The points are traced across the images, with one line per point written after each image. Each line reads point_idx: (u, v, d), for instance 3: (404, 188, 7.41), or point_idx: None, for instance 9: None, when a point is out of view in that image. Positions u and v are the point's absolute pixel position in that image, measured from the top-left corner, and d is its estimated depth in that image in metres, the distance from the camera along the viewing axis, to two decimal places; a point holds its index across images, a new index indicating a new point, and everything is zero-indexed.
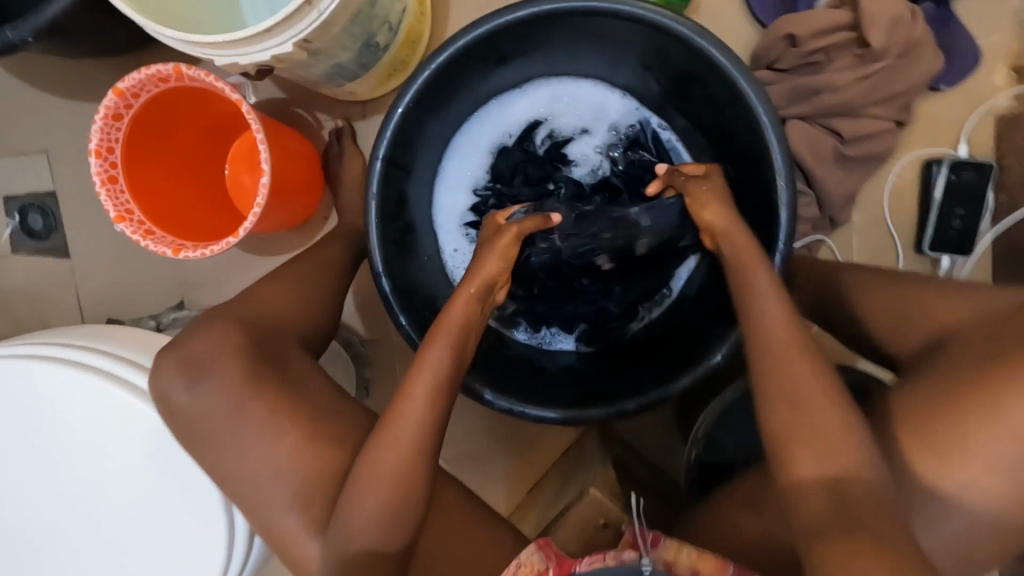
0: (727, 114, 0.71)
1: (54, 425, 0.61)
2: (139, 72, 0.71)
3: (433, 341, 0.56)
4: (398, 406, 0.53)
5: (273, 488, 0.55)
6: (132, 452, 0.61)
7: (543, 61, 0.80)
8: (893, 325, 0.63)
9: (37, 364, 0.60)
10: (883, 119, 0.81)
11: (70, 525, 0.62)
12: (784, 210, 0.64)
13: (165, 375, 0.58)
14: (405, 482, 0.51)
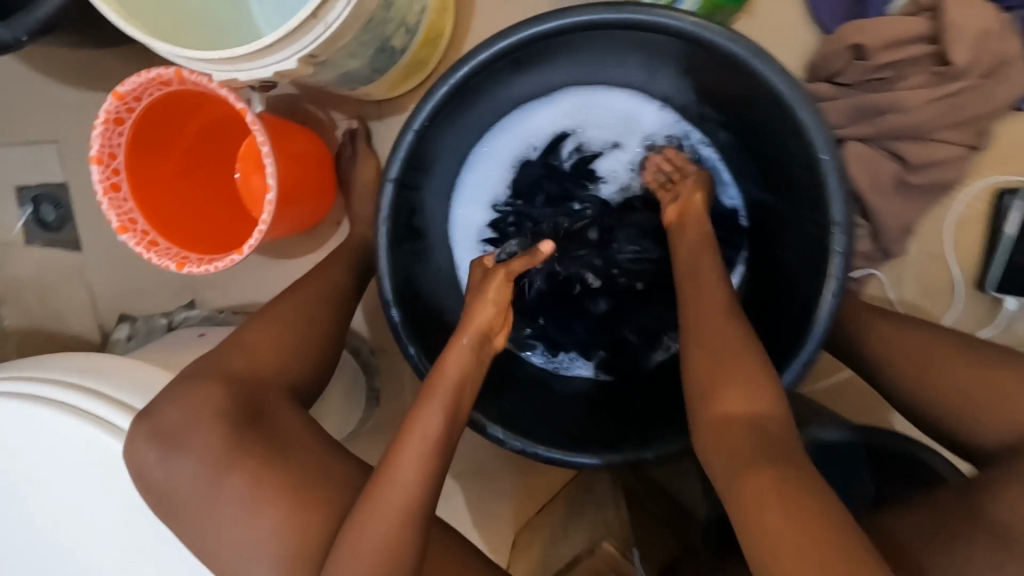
0: (778, 141, 0.63)
1: (23, 473, 0.56)
2: (139, 75, 0.67)
3: (427, 399, 0.54)
4: (389, 470, 0.51)
5: (256, 561, 0.51)
6: (102, 514, 0.55)
7: (575, 69, 0.72)
8: (951, 395, 0.56)
9: (4, 405, 0.55)
10: (956, 144, 0.72)
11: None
12: (839, 258, 0.57)
13: (138, 442, 0.53)
14: (402, 549, 0.49)
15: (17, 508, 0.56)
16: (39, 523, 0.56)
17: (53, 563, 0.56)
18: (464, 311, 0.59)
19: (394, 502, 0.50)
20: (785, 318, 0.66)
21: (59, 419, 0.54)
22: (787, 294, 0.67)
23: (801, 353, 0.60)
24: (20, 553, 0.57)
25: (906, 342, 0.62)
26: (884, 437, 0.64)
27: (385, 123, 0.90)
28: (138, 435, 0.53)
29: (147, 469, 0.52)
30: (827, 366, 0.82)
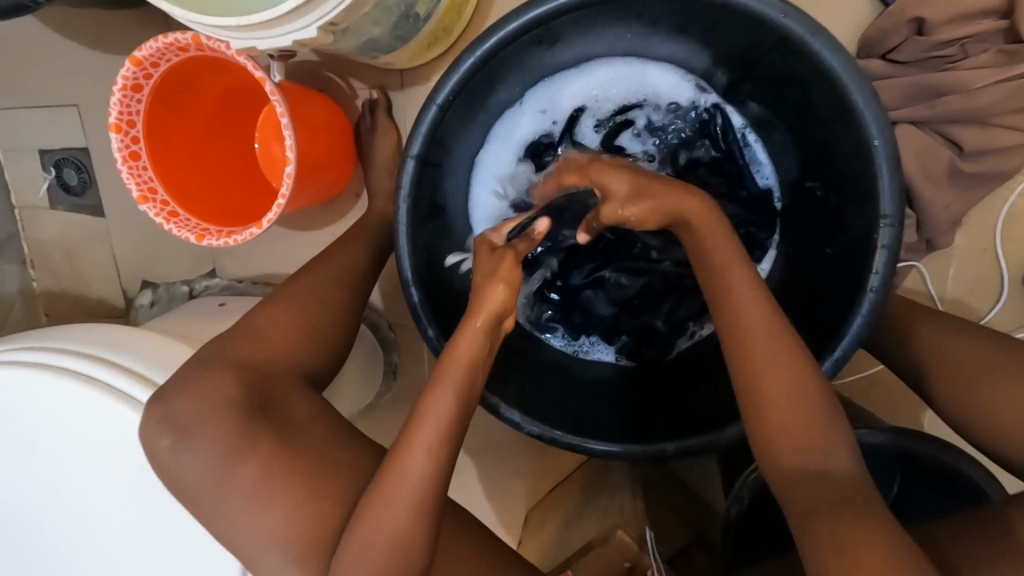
0: (827, 124, 0.59)
1: (47, 441, 0.57)
2: (155, 40, 0.64)
3: (437, 384, 0.52)
4: (399, 461, 0.50)
5: (269, 547, 0.51)
6: (125, 483, 0.56)
7: (608, 39, 0.68)
8: (991, 402, 0.54)
9: (29, 375, 0.56)
10: (1019, 131, 0.66)
11: (58, 545, 0.58)
12: (885, 252, 0.54)
13: (152, 421, 0.53)
14: (415, 538, 0.49)
15: (43, 475, 0.58)
16: (65, 489, 0.57)
17: (76, 531, 0.58)
18: (476, 289, 0.55)
19: (405, 493, 0.49)
20: (821, 312, 0.63)
21: (85, 391, 0.55)
22: (823, 286, 0.64)
23: (836, 350, 0.57)
24: (46, 517, 0.58)
25: (951, 350, 0.59)
26: (938, 450, 0.60)
27: (407, 93, 0.87)
28: (150, 418, 0.54)
29: (166, 445, 0.53)
30: (858, 361, 0.79)
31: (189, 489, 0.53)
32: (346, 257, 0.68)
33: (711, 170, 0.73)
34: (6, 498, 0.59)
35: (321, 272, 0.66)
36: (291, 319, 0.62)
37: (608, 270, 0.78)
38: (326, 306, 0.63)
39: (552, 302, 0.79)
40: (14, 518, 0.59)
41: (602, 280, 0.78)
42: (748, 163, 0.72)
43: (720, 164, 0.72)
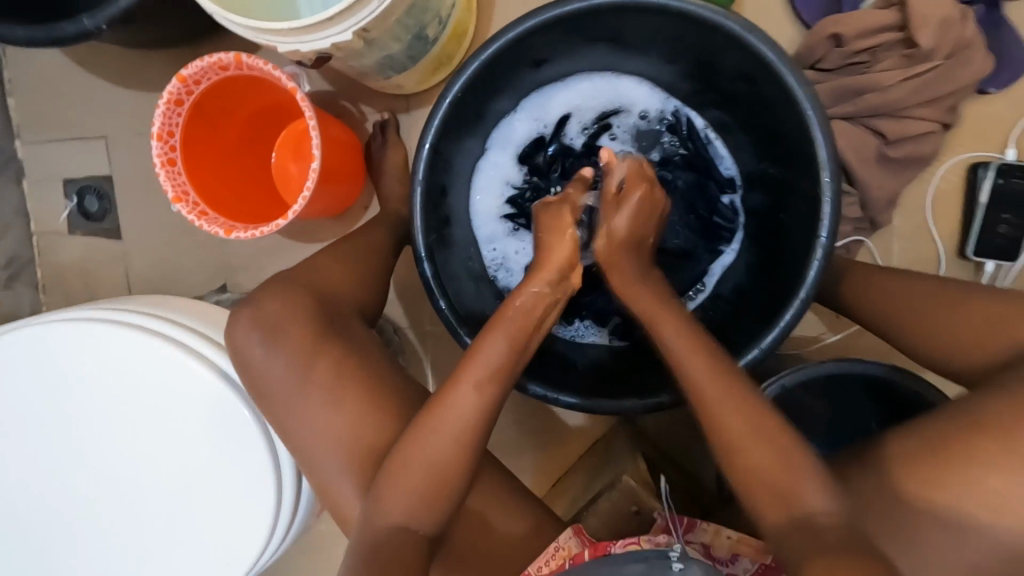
0: (773, 110, 0.71)
1: (97, 392, 0.63)
2: (201, 60, 0.75)
3: (494, 329, 0.60)
4: (450, 393, 0.58)
5: (327, 453, 0.60)
6: (183, 422, 0.62)
7: (587, 56, 0.82)
8: (949, 328, 0.63)
9: (81, 330, 0.62)
10: (929, 121, 0.80)
11: (114, 489, 0.64)
12: (829, 204, 0.65)
13: (242, 321, 0.62)
14: (457, 456, 0.57)
15: (91, 424, 0.63)
16: (115, 436, 0.63)
17: (124, 473, 0.64)
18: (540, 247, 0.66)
19: (453, 422, 0.57)
20: (787, 272, 0.73)
21: (140, 341, 0.62)
22: (785, 249, 0.74)
23: (800, 292, 0.66)
24: (92, 465, 0.64)
25: (891, 288, 0.68)
26: (910, 380, 0.67)
27: (412, 115, 0.99)
28: (243, 322, 0.62)
29: (258, 341, 0.61)
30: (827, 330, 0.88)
31: (271, 387, 0.61)
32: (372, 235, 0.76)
33: (684, 165, 0.85)
34: (62, 450, 0.64)
35: (343, 248, 0.73)
36: (306, 287, 0.65)
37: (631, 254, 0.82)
38: (349, 280, 0.69)
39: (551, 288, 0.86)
40: (59, 470, 0.64)
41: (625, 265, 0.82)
42: (712, 157, 0.85)
43: (687, 159, 0.85)
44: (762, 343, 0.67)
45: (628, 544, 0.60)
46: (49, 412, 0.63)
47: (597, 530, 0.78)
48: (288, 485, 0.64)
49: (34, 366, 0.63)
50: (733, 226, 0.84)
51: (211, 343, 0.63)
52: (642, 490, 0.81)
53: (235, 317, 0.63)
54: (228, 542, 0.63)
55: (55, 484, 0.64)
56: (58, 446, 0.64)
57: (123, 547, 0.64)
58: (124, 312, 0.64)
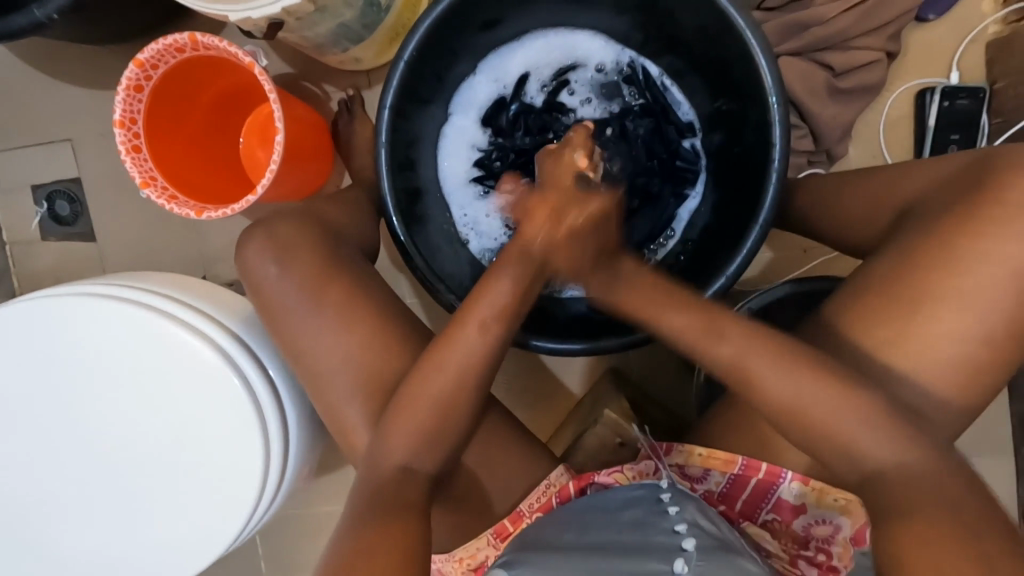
0: (721, 46, 0.73)
1: (81, 366, 0.63)
2: (157, 42, 0.75)
3: (505, 268, 0.61)
4: (454, 332, 0.60)
5: (338, 378, 0.62)
6: (170, 390, 0.63)
7: (538, 13, 0.83)
8: (866, 213, 0.66)
9: (61, 304, 0.63)
10: (873, 50, 0.83)
11: (107, 464, 0.65)
12: (778, 129, 0.68)
13: (258, 240, 0.64)
14: (452, 393, 0.59)
15: (75, 400, 0.64)
16: (101, 409, 0.64)
17: (114, 445, 0.64)
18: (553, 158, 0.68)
19: (452, 357, 0.59)
20: (746, 202, 0.75)
21: (120, 309, 0.62)
22: (745, 182, 0.77)
23: (760, 218, 0.68)
24: (82, 440, 0.64)
25: (812, 188, 0.72)
26: (821, 284, 0.77)
27: (375, 90, 1.00)
28: (256, 244, 0.64)
29: (271, 269, 0.63)
30: (792, 262, 0.92)
31: (286, 304, 0.63)
32: (343, 199, 0.77)
33: (642, 113, 0.87)
34: (50, 429, 0.64)
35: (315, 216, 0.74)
36: (297, 230, 0.66)
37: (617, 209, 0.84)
38: None
39: None
40: (50, 448, 0.65)
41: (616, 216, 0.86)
42: (669, 103, 0.87)
43: (646, 107, 0.87)
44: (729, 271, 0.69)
45: (613, 473, 0.61)
46: (33, 391, 0.64)
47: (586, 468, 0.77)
48: (275, 446, 0.65)
49: (13, 346, 0.64)
50: (696, 168, 0.86)
51: (191, 310, 0.64)
52: (623, 422, 0.81)
53: (250, 240, 0.65)
54: (222, 503, 0.64)
55: (49, 462, 0.65)
56: (47, 424, 0.64)
57: (120, 520, 0.65)
58: (99, 285, 0.65)
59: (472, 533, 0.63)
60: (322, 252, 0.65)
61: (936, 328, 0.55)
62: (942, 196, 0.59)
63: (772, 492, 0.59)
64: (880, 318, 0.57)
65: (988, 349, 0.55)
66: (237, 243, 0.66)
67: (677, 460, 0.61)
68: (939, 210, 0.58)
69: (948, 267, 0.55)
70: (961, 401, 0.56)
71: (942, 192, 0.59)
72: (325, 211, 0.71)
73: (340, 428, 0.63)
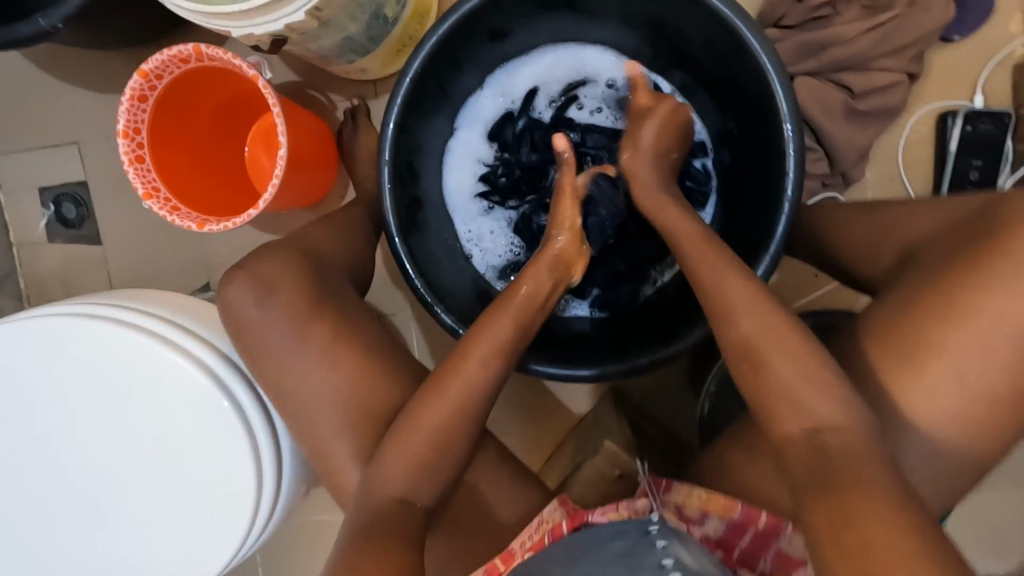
0: (733, 68, 0.71)
1: (74, 384, 0.63)
2: (161, 53, 0.75)
3: (502, 309, 0.63)
4: (457, 366, 0.60)
5: (326, 420, 0.61)
6: (162, 411, 0.63)
7: (549, 29, 0.82)
8: (868, 246, 0.64)
9: (53, 322, 0.62)
10: (894, 71, 0.80)
11: (100, 483, 0.64)
12: (792, 157, 0.66)
13: (239, 279, 0.63)
14: (447, 426, 0.58)
15: (69, 419, 0.64)
16: (95, 427, 0.63)
17: (107, 464, 0.64)
18: (547, 245, 0.70)
19: (455, 390, 0.59)
20: (754, 229, 0.73)
21: (111, 330, 0.62)
22: (757, 207, 0.74)
23: (770, 247, 0.66)
24: (75, 456, 0.64)
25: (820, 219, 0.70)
26: (823, 317, 0.76)
27: (381, 100, 0.99)
28: (239, 286, 0.63)
29: (254, 311, 0.62)
30: (801, 285, 0.89)
31: (269, 342, 0.62)
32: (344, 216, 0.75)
33: None
34: (44, 444, 0.64)
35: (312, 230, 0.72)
36: (294, 266, 0.65)
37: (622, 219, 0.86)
38: None
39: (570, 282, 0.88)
40: (44, 465, 0.64)
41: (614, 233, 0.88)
42: None
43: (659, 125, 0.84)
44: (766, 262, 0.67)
45: (607, 512, 0.58)
46: (27, 407, 0.64)
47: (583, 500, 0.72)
48: (267, 472, 0.64)
49: (7, 364, 0.63)
50: (706, 189, 0.84)
51: (183, 333, 0.63)
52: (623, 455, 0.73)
53: (233, 280, 0.63)
54: (214, 526, 0.64)
55: (42, 479, 0.64)
56: (42, 441, 0.64)
57: (111, 538, 0.65)
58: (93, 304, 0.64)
59: (465, 564, 0.62)
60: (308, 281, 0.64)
61: (953, 377, 0.52)
62: (947, 237, 0.57)
63: (773, 542, 0.57)
64: (897, 365, 0.54)
65: (1006, 398, 0.52)
66: (218, 283, 0.65)
67: (676, 501, 0.60)
68: (945, 255, 0.56)
69: (969, 310, 0.52)
70: (975, 451, 0.53)
71: (944, 234, 0.58)
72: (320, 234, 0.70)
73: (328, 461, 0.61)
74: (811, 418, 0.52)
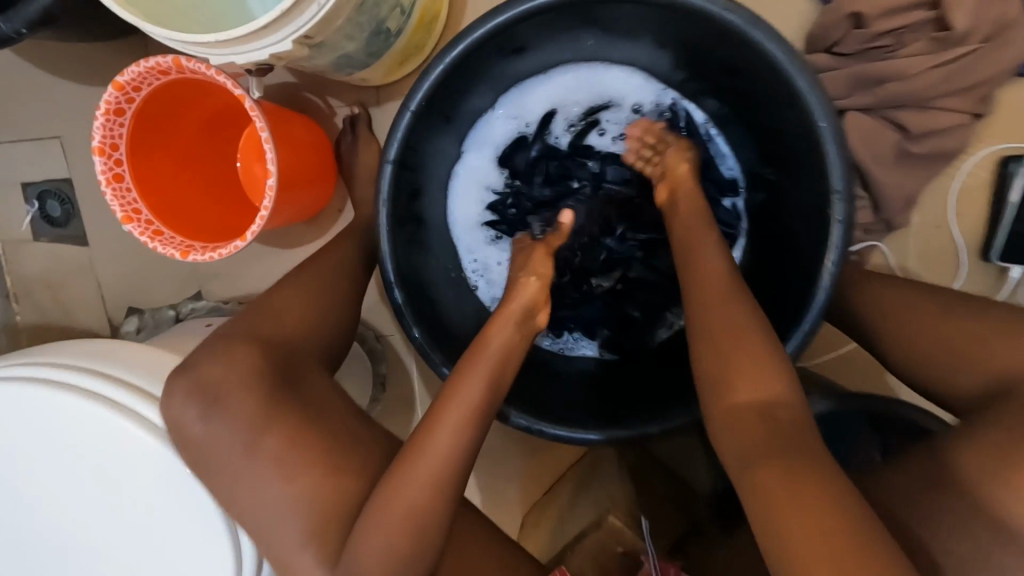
0: (775, 112, 0.63)
1: (46, 451, 0.60)
2: (136, 65, 0.67)
3: (472, 368, 0.57)
4: (428, 433, 0.54)
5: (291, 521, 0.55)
6: (133, 488, 0.59)
7: (570, 47, 0.73)
8: (929, 336, 0.56)
9: (25, 388, 0.59)
10: (958, 112, 0.71)
11: (75, 549, 0.61)
12: (840, 226, 0.57)
13: (181, 392, 0.58)
14: (426, 504, 0.51)
15: (42, 486, 0.61)
16: (67, 494, 0.61)
17: (80, 534, 0.61)
18: (511, 284, 0.64)
19: (425, 471, 0.52)
20: (788, 291, 0.65)
21: (79, 400, 0.58)
22: (791, 265, 0.66)
23: (803, 322, 0.59)
24: (47, 521, 0.61)
25: (882, 300, 0.61)
26: (868, 403, 0.65)
27: (384, 109, 0.90)
28: (180, 394, 0.58)
29: (193, 417, 0.57)
30: (830, 339, 0.81)
31: (213, 463, 0.57)
32: (321, 267, 0.69)
33: None
34: (19, 505, 0.62)
35: (298, 280, 0.68)
36: (241, 362, 0.59)
37: (636, 254, 0.80)
38: (289, 342, 0.63)
39: (575, 323, 0.81)
40: (21, 524, 0.62)
41: (627, 268, 0.80)
42: (713, 156, 0.76)
43: None
44: (795, 338, 0.60)
45: None
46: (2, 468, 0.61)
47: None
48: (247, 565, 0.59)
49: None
50: (735, 230, 0.76)
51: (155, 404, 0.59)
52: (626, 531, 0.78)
53: (174, 386, 0.59)
54: None
55: (18, 538, 0.62)
56: (17, 502, 0.62)
57: None
58: (61, 367, 0.61)
59: None
60: (273, 372, 0.60)
61: (1010, 503, 0.46)
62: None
63: None
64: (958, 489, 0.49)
65: None
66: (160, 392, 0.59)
67: None
68: None
69: None
70: None
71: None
72: (283, 305, 0.65)
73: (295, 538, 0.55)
74: (849, 516, 0.43)
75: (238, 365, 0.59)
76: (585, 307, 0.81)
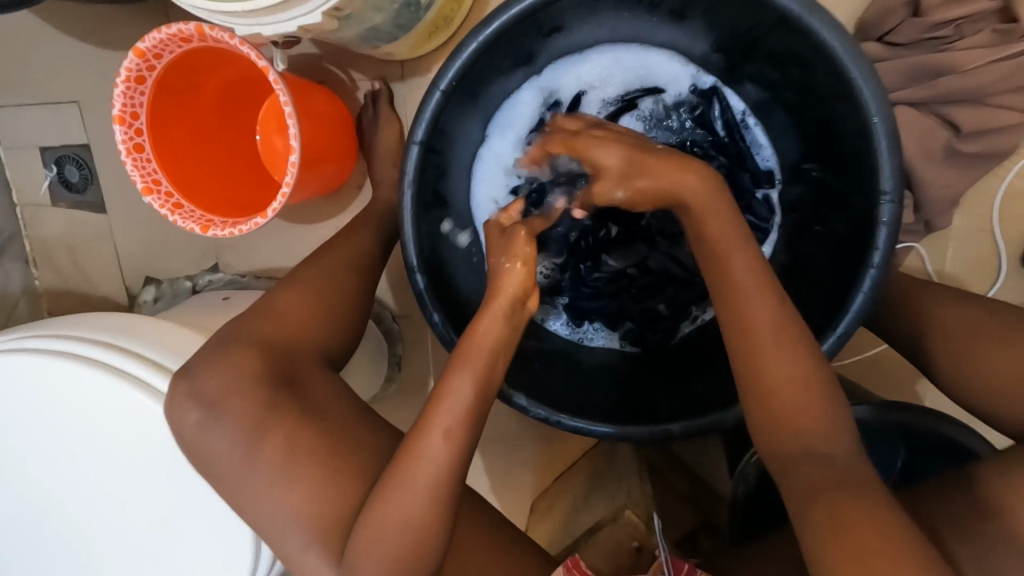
0: (826, 104, 0.60)
1: (66, 424, 0.61)
2: (159, 31, 0.64)
3: (458, 367, 0.54)
4: (421, 437, 0.53)
5: (308, 502, 0.55)
6: (154, 463, 0.60)
7: (607, 26, 0.69)
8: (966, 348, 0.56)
9: (48, 362, 0.60)
10: (1015, 110, 0.67)
11: (95, 520, 0.62)
12: (885, 229, 0.55)
13: (180, 395, 0.58)
14: (438, 494, 0.51)
15: (63, 457, 0.62)
16: (82, 469, 0.61)
17: (100, 506, 0.62)
18: (494, 273, 0.57)
19: (424, 477, 0.51)
20: (826, 293, 0.63)
21: (101, 376, 0.59)
22: (830, 267, 0.64)
23: (839, 327, 0.57)
24: (65, 492, 0.62)
25: (931, 319, 0.60)
26: (908, 417, 0.64)
27: (407, 84, 0.88)
28: (179, 401, 0.57)
29: (193, 420, 0.57)
30: (859, 341, 0.80)
31: (216, 465, 0.57)
32: (322, 266, 0.69)
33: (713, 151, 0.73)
34: (39, 474, 0.62)
35: (307, 273, 0.68)
36: (241, 367, 0.59)
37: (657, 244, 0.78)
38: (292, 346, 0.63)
39: (597, 315, 0.79)
40: (40, 492, 0.63)
41: (650, 259, 0.78)
42: (748, 146, 0.73)
43: (723, 145, 0.73)
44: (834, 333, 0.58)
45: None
46: (20, 440, 0.62)
47: (597, 563, 0.78)
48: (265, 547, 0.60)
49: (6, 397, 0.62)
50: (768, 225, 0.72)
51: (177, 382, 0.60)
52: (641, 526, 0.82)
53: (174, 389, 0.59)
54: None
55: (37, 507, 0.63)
56: (38, 471, 0.62)
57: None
58: (85, 342, 0.61)
59: None
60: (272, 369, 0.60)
61: None
62: None
63: None
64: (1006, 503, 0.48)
65: None
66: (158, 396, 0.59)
67: None
68: None
69: None
70: None
71: None
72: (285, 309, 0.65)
73: (309, 517, 0.55)
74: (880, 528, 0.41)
75: (237, 372, 0.59)
76: (607, 298, 0.79)
